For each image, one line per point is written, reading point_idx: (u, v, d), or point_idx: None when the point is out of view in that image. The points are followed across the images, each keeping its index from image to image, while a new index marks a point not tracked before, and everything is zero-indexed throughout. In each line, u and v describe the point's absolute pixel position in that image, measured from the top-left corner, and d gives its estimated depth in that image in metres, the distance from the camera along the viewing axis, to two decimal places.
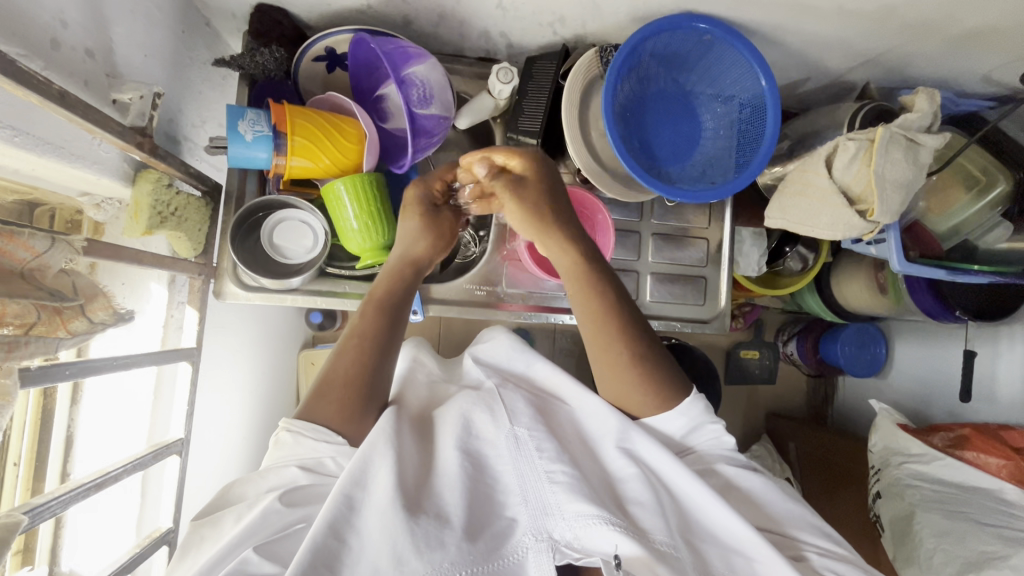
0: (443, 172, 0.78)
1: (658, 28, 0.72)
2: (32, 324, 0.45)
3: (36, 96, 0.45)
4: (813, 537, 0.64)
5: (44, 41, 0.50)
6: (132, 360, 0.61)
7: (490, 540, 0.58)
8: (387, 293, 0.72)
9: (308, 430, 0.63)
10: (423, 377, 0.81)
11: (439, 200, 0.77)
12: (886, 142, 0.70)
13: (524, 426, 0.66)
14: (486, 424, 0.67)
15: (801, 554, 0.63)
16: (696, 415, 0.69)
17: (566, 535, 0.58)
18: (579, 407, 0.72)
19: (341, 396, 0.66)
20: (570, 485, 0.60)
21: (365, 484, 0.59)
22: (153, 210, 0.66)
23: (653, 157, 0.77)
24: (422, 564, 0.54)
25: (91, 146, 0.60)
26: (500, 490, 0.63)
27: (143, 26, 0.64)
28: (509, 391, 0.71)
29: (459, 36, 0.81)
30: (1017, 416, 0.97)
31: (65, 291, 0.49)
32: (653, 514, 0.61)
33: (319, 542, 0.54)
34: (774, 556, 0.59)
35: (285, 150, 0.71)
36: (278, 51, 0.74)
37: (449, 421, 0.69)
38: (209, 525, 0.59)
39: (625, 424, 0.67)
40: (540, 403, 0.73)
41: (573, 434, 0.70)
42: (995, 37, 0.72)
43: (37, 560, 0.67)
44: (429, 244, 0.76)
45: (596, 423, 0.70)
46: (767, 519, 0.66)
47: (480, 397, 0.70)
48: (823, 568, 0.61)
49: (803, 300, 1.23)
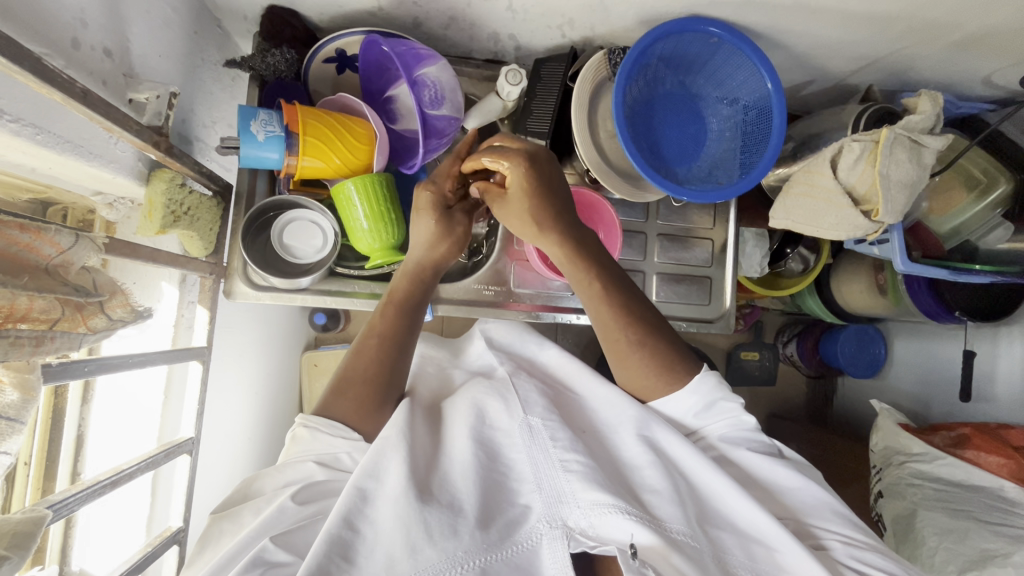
0: (447, 169, 0.76)
1: (668, 30, 0.73)
2: (57, 320, 0.46)
3: (60, 94, 0.45)
4: (836, 526, 0.64)
5: (65, 41, 0.51)
6: (148, 359, 0.62)
7: (503, 527, 0.58)
8: (407, 294, 0.74)
9: (324, 426, 0.65)
10: (432, 370, 0.84)
11: (451, 199, 0.76)
12: (891, 143, 0.72)
13: (538, 416, 0.67)
14: (499, 413, 0.69)
15: (821, 543, 0.63)
16: (707, 392, 0.69)
17: (581, 522, 0.58)
18: (592, 399, 0.75)
19: (360, 390, 0.68)
20: (584, 474, 0.61)
21: (378, 476, 0.60)
22: (167, 209, 0.67)
23: (661, 157, 0.78)
24: (435, 552, 0.54)
25: (109, 145, 0.61)
26: (513, 478, 0.64)
27: (158, 26, 0.64)
28: (522, 380, 0.74)
29: (468, 38, 0.82)
30: (1016, 414, 0.99)
31: (88, 287, 0.50)
32: (668, 502, 0.61)
33: (334, 534, 0.55)
34: (793, 541, 0.59)
35: (297, 150, 0.71)
36: (290, 53, 0.75)
37: (462, 410, 0.71)
38: (229, 520, 0.60)
39: (640, 414, 0.69)
40: (553, 395, 0.75)
41: (584, 424, 0.72)
42: (996, 41, 0.73)
43: (47, 560, 0.68)
44: (450, 245, 0.76)
45: (609, 410, 0.72)
46: (787, 509, 0.66)
47: (494, 387, 0.73)
48: (845, 557, 0.61)
49: (804, 302, 1.25)
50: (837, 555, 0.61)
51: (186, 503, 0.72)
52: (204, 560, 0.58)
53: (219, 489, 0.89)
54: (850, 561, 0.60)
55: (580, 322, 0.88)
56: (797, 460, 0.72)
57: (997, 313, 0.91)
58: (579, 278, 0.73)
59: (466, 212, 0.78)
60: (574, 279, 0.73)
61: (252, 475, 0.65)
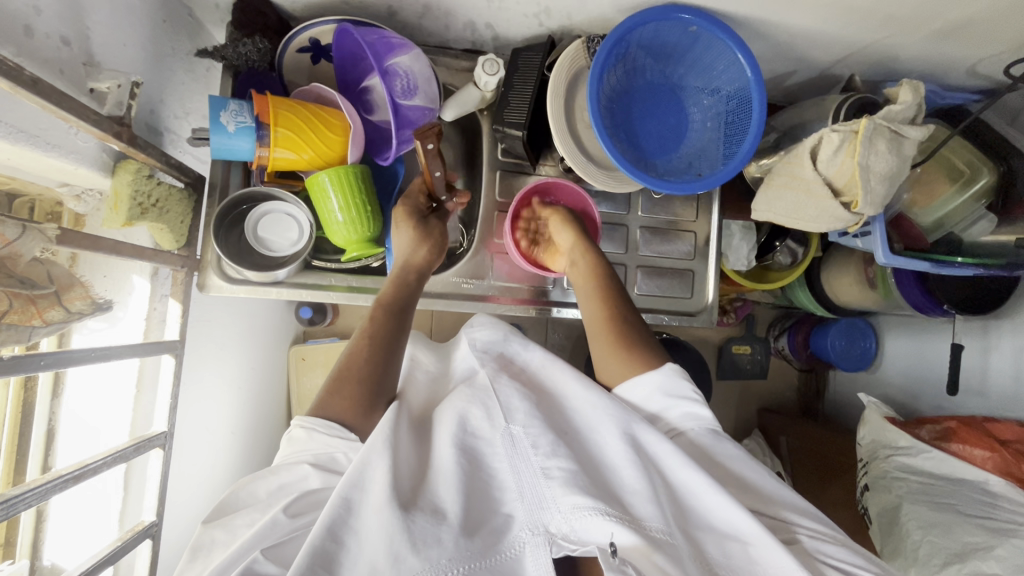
0: (419, 185, 0.83)
1: (643, 19, 0.71)
2: (5, 312, 0.51)
3: (7, 82, 0.45)
4: (806, 520, 0.63)
5: (18, 28, 0.50)
6: (116, 353, 0.60)
7: (487, 536, 0.58)
8: (393, 297, 0.75)
9: (320, 426, 0.65)
10: (423, 376, 0.82)
11: (426, 209, 0.82)
12: (870, 134, 0.70)
13: (519, 424, 0.66)
14: (481, 422, 0.68)
15: (793, 537, 0.62)
16: (670, 386, 0.70)
17: (563, 527, 0.58)
18: (573, 399, 0.72)
19: (354, 391, 0.67)
20: (566, 480, 0.60)
21: (362, 485, 0.59)
22: (134, 201, 0.66)
23: (638, 149, 0.77)
24: (419, 561, 0.54)
25: (68, 135, 0.60)
26: (496, 486, 0.63)
27: (121, 14, 0.63)
28: (503, 385, 0.71)
29: (444, 27, 0.80)
30: (1002, 408, 0.98)
31: (39, 280, 0.55)
32: (647, 501, 0.60)
33: (318, 545, 0.54)
34: (767, 536, 0.59)
35: (268, 141, 0.70)
36: (261, 43, 0.73)
37: (445, 419, 0.69)
38: (221, 530, 0.61)
39: (621, 414, 0.67)
40: (535, 394, 0.73)
41: (565, 425, 0.70)
42: (979, 30, 0.72)
43: (18, 554, 0.68)
44: (429, 248, 0.79)
45: (591, 415, 0.69)
46: (763, 502, 0.65)
47: (475, 393, 0.71)
48: (818, 552, 0.61)
49: (794, 296, 1.24)
50: (810, 548, 0.61)
51: (160, 497, 0.72)
52: (204, 559, 0.58)
53: (200, 482, 0.89)
54: (827, 557, 0.60)
55: (560, 314, 0.90)
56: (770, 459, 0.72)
57: (984, 308, 0.90)
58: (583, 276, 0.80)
59: (440, 220, 0.83)
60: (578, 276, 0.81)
61: (245, 476, 0.65)
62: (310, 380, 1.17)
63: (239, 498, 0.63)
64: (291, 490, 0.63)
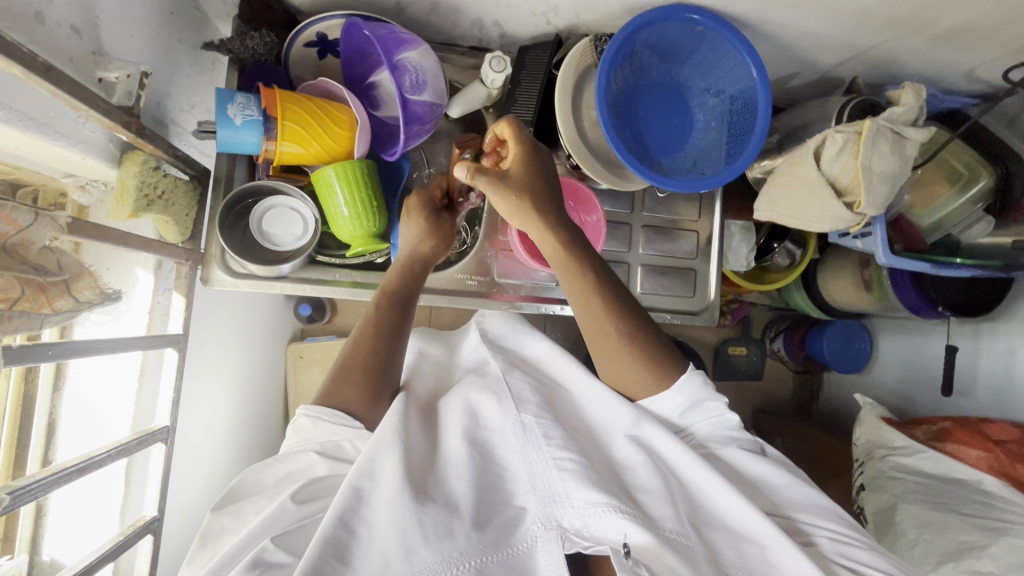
0: (439, 180, 0.81)
1: (651, 19, 0.72)
2: (16, 299, 0.50)
3: (21, 68, 0.44)
4: (825, 523, 0.64)
5: (29, 15, 0.50)
6: (120, 345, 0.60)
7: (500, 528, 0.58)
8: (396, 287, 0.74)
9: (327, 415, 0.65)
10: (430, 367, 0.82)
11: (438, 203, 0.80)
12: (873, 134, 0.71)
13: (531, 413, 0.67)
14: (493, 413, 0.68)
15: (810, 540, 0.63)
16: (694, 391, 0.69)
17: (575, 523, 0.58)
18: (585, 400, 0.74)
19: (360, 376, 0.67)
20: (579, 473, 0.60)
21: (374, 474, 0.59)
22: (140, 193, 0.66)
23: (644, 147, 0.77)
24: (431, 553, 0.54)
25: (76, 125, 0.60)
26: (508, 479, 0.64)
27: (130, 3, 0.63)
28: (515, 378, 0.72)
29: (451, 24, 0.81)
30: (996, 409, 0.99)
31: (49, 266, 0.54)
32: (662, 502, 0.61)
33: (330, 534, 0.54)
34: (781, 537, 0.59)
35: (275, 135, 0.70)
36: (268, 36, 0.74)
37: (454, 409, 0.70)
38: (230, 517, 0.60)
39: (634, 413, 0.67)
40: (546, 390, 0.74)
41: (579, 425, 0.71)
42: (979, 35, 0.73)
43: (18, 549, 0.67)
44: (436, 241, 0.78)
45: (602, 413, 0.71)
46: (774, 504, 0.66)
47: (488, 384, 0.72)
48: (834, 554, 0.61)
49: (792, 299, 1.25)
50: (826, 551, 0.62)
51: (161, 492, 0.72)
52: (208, 554, 0.58)
53: (200, 478, 0.88)
54: (839, 557, 0.61)
55: (565, 312, 0.89)
56: (778, 455, 0.73)
57: (980, 309, 0.92)
58: (572, 270, 0.69)
59: (452, 216, 0.81)
60: (561, 265, 0.69)
61: (251, 468, 0.65)
62: (308, 378, 1.16)
63: (242, 491, 0.63)
64: (298, 477, 0.63)
